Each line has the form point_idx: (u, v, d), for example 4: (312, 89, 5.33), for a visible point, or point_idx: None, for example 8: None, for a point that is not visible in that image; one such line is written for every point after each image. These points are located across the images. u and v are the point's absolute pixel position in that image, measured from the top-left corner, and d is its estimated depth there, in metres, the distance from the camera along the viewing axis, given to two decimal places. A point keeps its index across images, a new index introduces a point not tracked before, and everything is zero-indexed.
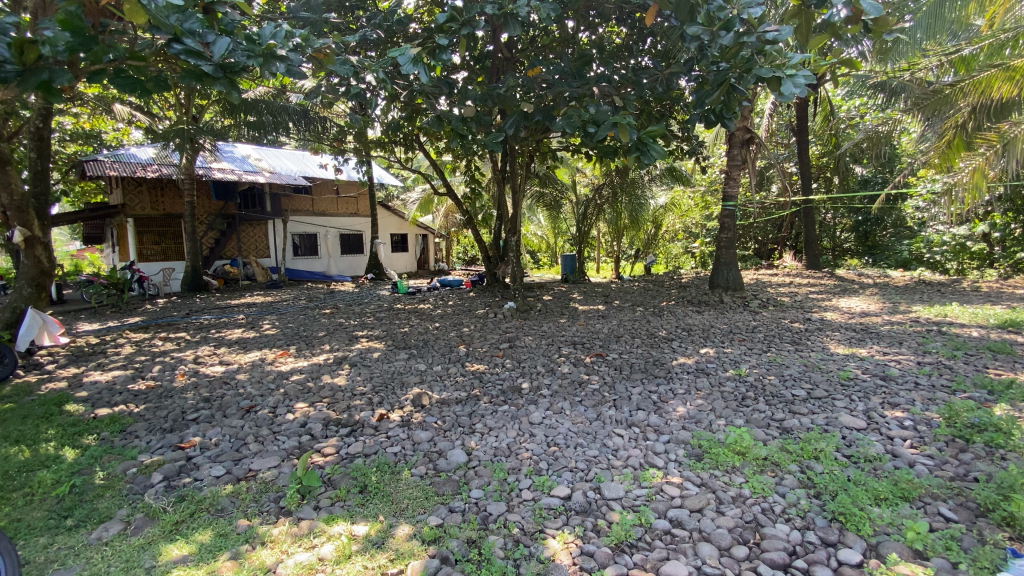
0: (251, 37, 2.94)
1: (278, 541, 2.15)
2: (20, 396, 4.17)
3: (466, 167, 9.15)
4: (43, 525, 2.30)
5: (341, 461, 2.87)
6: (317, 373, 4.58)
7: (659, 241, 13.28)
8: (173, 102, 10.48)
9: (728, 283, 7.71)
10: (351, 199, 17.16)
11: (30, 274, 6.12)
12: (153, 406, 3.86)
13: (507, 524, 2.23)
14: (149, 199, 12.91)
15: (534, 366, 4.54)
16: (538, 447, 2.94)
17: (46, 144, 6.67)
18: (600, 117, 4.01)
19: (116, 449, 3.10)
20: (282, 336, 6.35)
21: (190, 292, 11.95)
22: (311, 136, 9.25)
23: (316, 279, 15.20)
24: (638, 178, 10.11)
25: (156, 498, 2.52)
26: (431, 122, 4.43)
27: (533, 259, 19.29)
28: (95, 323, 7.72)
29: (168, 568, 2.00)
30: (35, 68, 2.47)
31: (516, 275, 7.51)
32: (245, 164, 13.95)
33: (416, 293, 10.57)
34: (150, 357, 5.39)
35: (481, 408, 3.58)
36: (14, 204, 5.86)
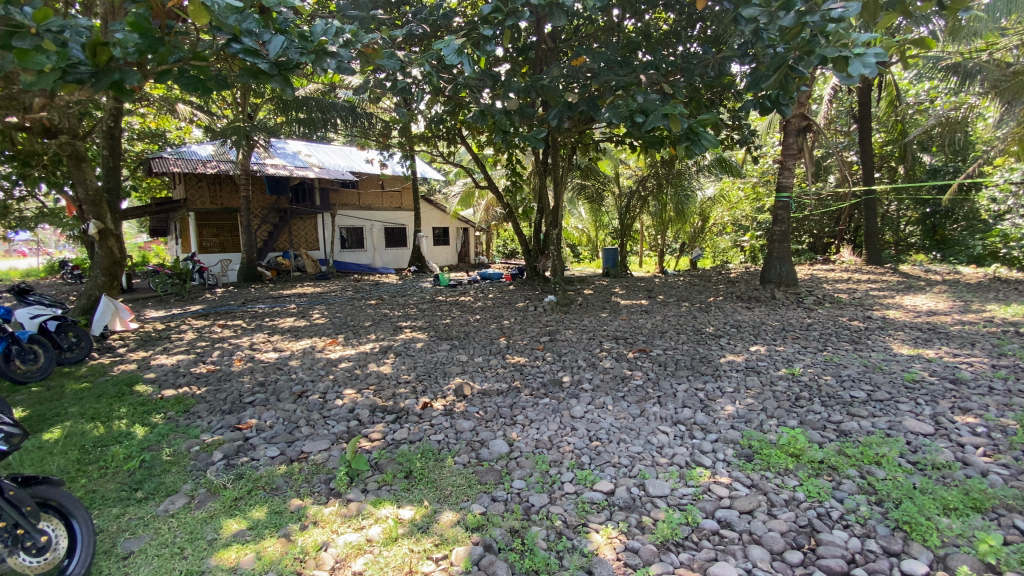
0: (304, 34, 3.03)
1: (328, 521, 2.23)
2: (95, 376, 4.51)
3: (508, 161, 9.15)
4: (116, 496, 2.48)
5: (387, 446, 2.95)
6: (364, 361, 4.73)
7: (706, 234, 12.85)
8: (230, 101, 11.01)
9: (781, 278, 7.37)
10: (395, 193, 17.57)
11: (104, 264, 6.58)
12: (213, 388, 4.08)
13: (549, 516, 2.22)
14: (209, 194, 13.65)
15: (575, 360, 4.50)
16: (580, 441, 2.92)
17: (116, 143, 7.12)
18: (648, 105, 3.89)
19: (181, 427, 3.30)
20: (331, 325, 6.59)
21: (246, 282, 12.58)
22: (358, 131, 9.46)
23: (362, 271, 15.64)
24: (684, 168, 9.86)
25: (217, 474, 2.67)
26: (475, 116, 4.43)
27: (574, 253, 19.15)
28: (161, 311, 8.26)
29: (228, 542, 2.11)
30: (108, 70, 2.63)
31: (557, 268, 7.48)
32: (296, 160, 14.51)
33: (457, 285, 10.68)
34: (210, 343, 5.71)
35: (522, 400, 3.58)
36: (89, 198, 6.28)
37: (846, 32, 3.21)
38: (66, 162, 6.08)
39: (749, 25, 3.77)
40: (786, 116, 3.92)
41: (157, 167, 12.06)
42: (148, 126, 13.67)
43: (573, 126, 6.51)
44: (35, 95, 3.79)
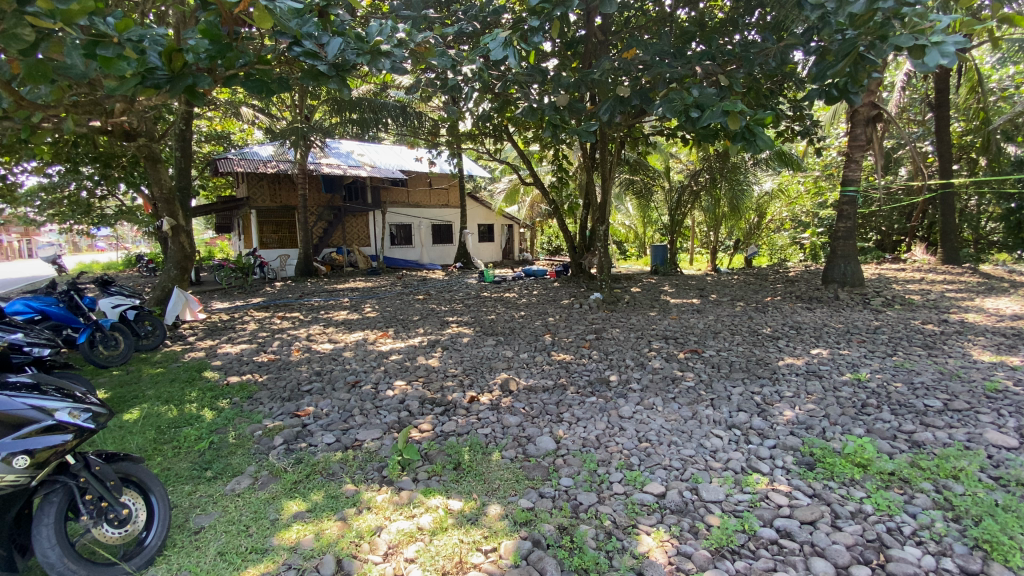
0: (360, 35, 3.11)
1: (381, 508, 2.30)
2: (168, 362, 4.85)
3: (555, 157, 9.10)
4: (188, 475, 2.65)
5: (436, 438, 3.00)
6: (413, 354, 4.84)
7: (762, 231, 12.29)
8: (289, 104, 11.53)
9: (845, 278, 6.97)
10: (443, 191, 17.87)
11: (176, 259, 7.05)
12: (274, 376, 4.31)
13: (598, 515, 2.20)
14: (269, 193, 14.37)
15: (622, 360, 4.41)
16: (629, 441, 2.87)
17: (187, 145, 7.61)
18: (705, 99, 3.75)
19: (245, 412, 3.50)
20: (381, 319, 6.79)
21: (302, 276, 13.17)
22: (408, 131, 9.67)
23: (410, 267, 16.03)
24: (740, 162, 9.58)
25: (278, 458, 2.81)
26: (525, 113, 4.42)
27: (620, 250, 18.85)
28: (226, 302, 8.79)
29: (289, 523, 2.22)
30: (182, 74, 2.82)
31: (603, 265, 7.38)
32: (349, 159, 15.02)
33: (502, 282, 10.74)
34: (270, 334, 6.02)
35: (569, 398, 3.56)
36: (164, 197, 6.73)
37: (925, 14, 2.98)
38: (143, 163, 6.53)
39: (816, 10, 3.55)
40: (854, 105, 3.67)
41: (224, 167, 12.82)
42: (215, 128, 14.53)
43: (622, 121, 6.38)
44: (118, 100, 4.09)
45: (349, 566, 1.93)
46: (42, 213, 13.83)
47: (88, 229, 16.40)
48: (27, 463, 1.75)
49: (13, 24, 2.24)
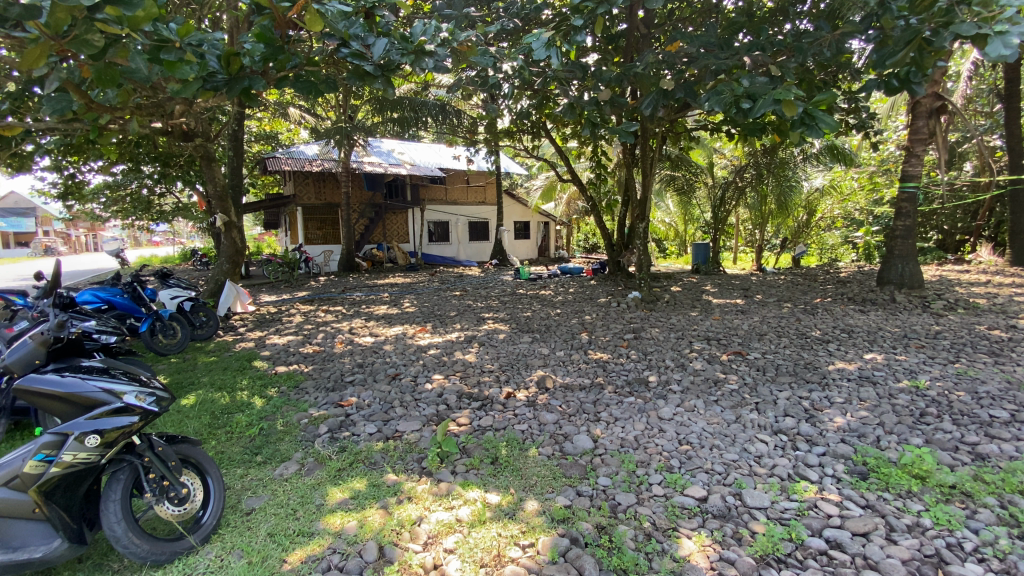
0: (404, 36, 3.17)
1: (421, 498, 2.35)
2: (221, 351, 5.11)
3: (594, 154, 9.00)
4: (240, 459, 2.78)
5: (474, 432, 3.04)
6: (451, 349, 4.91)
7: (811, 229, 11.78)
8: (334, 104, 11.88)
9: (903, 280, 6.61)
10: (480, 188, 18.00)
11: (228, 253, 7.39)
12: (319, 367, 4.47)
13: (637, 516, 2.17)
14: (314, 190, 14.85)
15: (662, 360, 4.33)
16: (669, 443, 2.82)
17: (239, 145, 7.97)
18: (756, 89, 3.64)
19: (292, 401, 3.64)
20: (420, 314, 6.92)
21: (345, 272, 13.57)
22: (447, 129, 9.79)
23: (447, 264, 16.24)
24: (788, 157, 9.28)
25: (323, 446, 2.91)
26: (565, 110, 4.39)
27: (660, 248, 18.50)
28: (274, 295, 9.16)
29: (333, 509, 2.30)
30: (238, 77, 2.96)
31: (643, 264, 7.26)
32: (389, 157, 15.34)
33: (538, 279, 10.73)
34: (315, 326, 6.23)
35: (606, 397, 3.52)
36: (217, 194, 7.07)
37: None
38: (199, 162, 6.86)
39: None
40: (916, 96, 3.47)
41: (272, 166, 13.35)
42: (264, 129, 15.14)
43: (664, 116, 6.25)
44: (178, 102, 4.33)
45: (391, 553, 1.98)
46: (108, 210, 14.78)
47: (148, 225, 17.40)
48: (98, 441, 1.88)
49: (84, 31, 2.37)
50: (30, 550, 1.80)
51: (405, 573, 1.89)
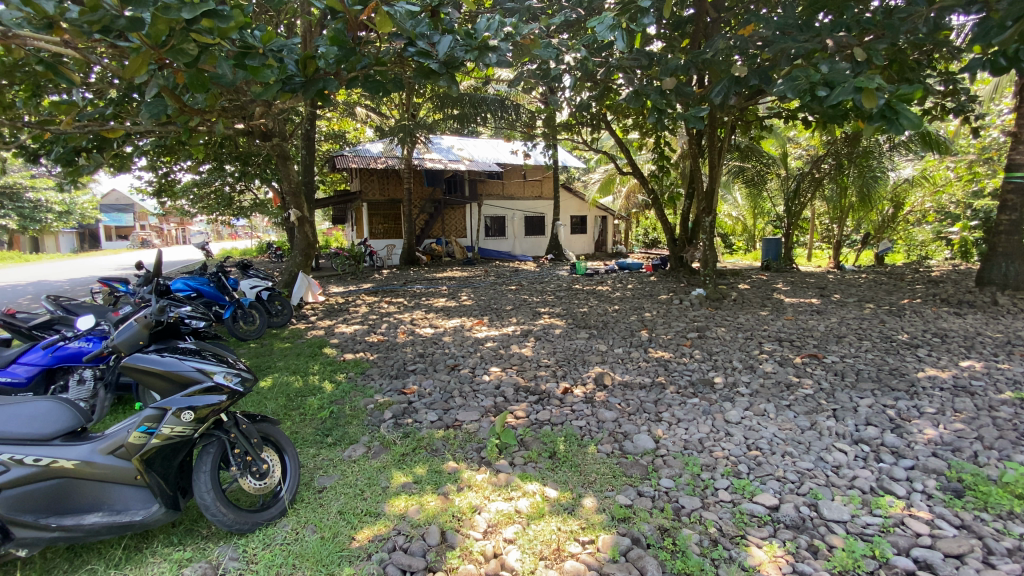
0: (469, 32, 3.21)
1: (481, 487, 2.40)
2: (295, 338, 5.44)
3: (657, 145, 8.71)
4: (312, 439, 2.95)
5: (532, 425, 3.06)
6: (508, 342, 4.95)
7: (897, 224, 10.83)
8: (397, 102, 12.24)
9: (1008, 280, 5.94)
10: (537, 182, 17.95)
11: (301, 246, 7.83)
12: (383, 356, 4.65)
13: (702, 520, 2.10)
14: (378, 187, 15.44)
15: (728, 361, 4.15)
16: (736, 448, 2.69)
17: (311, 144, 8.41)
18: (835, 75, 3.38)
19: (359, 387, 3.82)
20: (477, 307, 7.03)
21: (406, 265, 14.03)
22: (505, 124, 9.83)
23: (503, 258, 16.37)
24: (873, 146, 8.54)
25: (388, 431, 3.04)
26: (628, 99, 4.25)
27: (725, 243, 17.69)
28: (341, 287, 9.62)
29: (398, 492, 2.39)
30: (314, 79, 3.12)
31: (707, 260, 6.99)
32: (449, 154, 15.63)
33: (596, 274, 10.57)
34: (379, 317, 6.49)
35: (668, 397, 3.42)
36: (291, 191, 7.49)
37: None
38: (276, 160, 7.29)
39: None
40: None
41: (340, 163, 13.98)
42: (332, 128, 15.89)
43: (735, 103, 5.93)
44: (258, 104, 4.61)
45: (452, 539, 2.03)
46: (195, 206, 16.06)
47: (230, 219, 18.74)
48: (192, 417, 2.05)
49: (180, 41, 2.57)
50: (132, 513, 1.99)
51: (466, 559, 1.93)
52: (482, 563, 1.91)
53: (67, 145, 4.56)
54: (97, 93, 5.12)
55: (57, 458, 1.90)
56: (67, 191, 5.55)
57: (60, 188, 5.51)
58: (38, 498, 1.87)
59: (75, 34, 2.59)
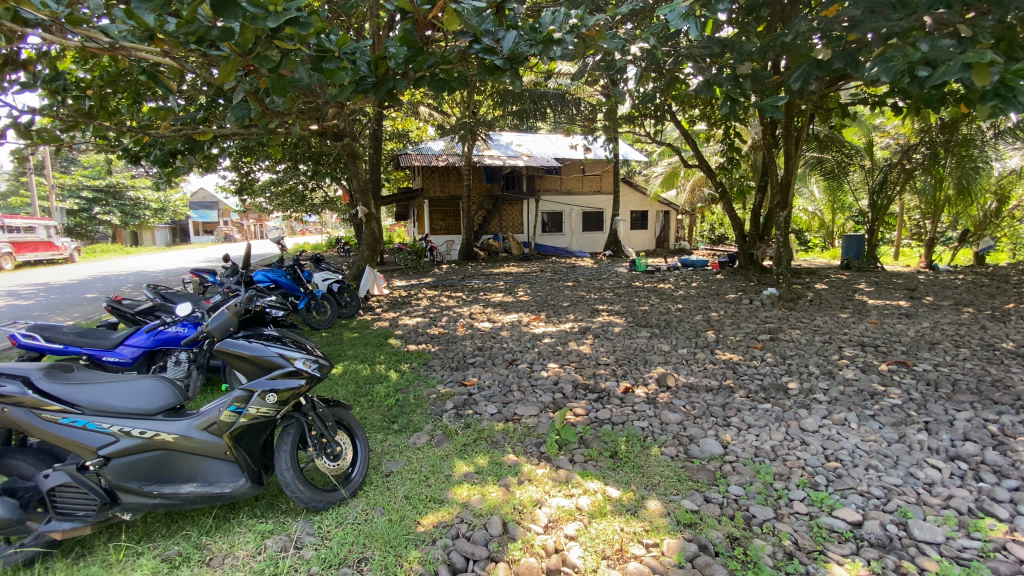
0: (534, 26, 3.20)
1: (541, 481, 2.41)
2: (362, 329, 5.70)
3: (726, 137, 8.28)
4: (380, 425, 3.08)
5: (591, 423, 3.02)
6: (565, 339, 4.93)
7: (1002, 220, 9.72)
8: (458, 100, 12.45)
9: None
10: (596, 177, 17.67)
11: (369, 242, 8.17)
12: (444, 348, 4.77)
13: (775, 532, 2.00)
14: (439, 184, 15.83)
15: (804, 365, 3.91)
16: (813, 458, 2.54)
17: (378, 142, 8.75)
18: (938, 53, 3.06)
19: (422, 377, 3.95)
20: (535, 303, 7.05)
21: (464, 260, 14.28)
22: (565, 119, 9.74)
23: (560, 254, 16.28)
24: (974, 133, 7.75)
25: (450, 421, 3.12)
26: (698, 89, 4.06)
27: (799, 240, 16.60)
28: (404, 281, 9.95)
29: (460, 480, 2.45)
30: (384, 79, 3.24)
31: (781, 257, 6.68)
32: (508, 150, 15.73)
33: (656, 271, 10.30)
34: (440, 310, 6.65)
35: (737, 402, 3.27)
36: (359, 188, 7.84)
37: None
38: (346, 160, 7.63)
39: None
40: None
41: (404, 161, 14.44)
42: (396, 128, 16.42)
43: (815, 89, 5.52)
44: (331, 105, 4.81)
45: (514, 531, 2.06)
46: (272, 203, 17.16)
47: (301, 215, 19.86)
48: (275, 399, 2.20)
49: (265, 49, 2.72)
50: (222, 485, 2.17)
51: (528, 552, 1.94)
52: (543, 557, 1.92)
53: (165, 147, 5.01)
54: (188, 100, 5.56)
55: (160, 431, 2.10)
56: (163, 189, 6.07)
57: (157, 187, 6.03)
58: (144, 467, 2.07)
59: (174, 45, 2.82)
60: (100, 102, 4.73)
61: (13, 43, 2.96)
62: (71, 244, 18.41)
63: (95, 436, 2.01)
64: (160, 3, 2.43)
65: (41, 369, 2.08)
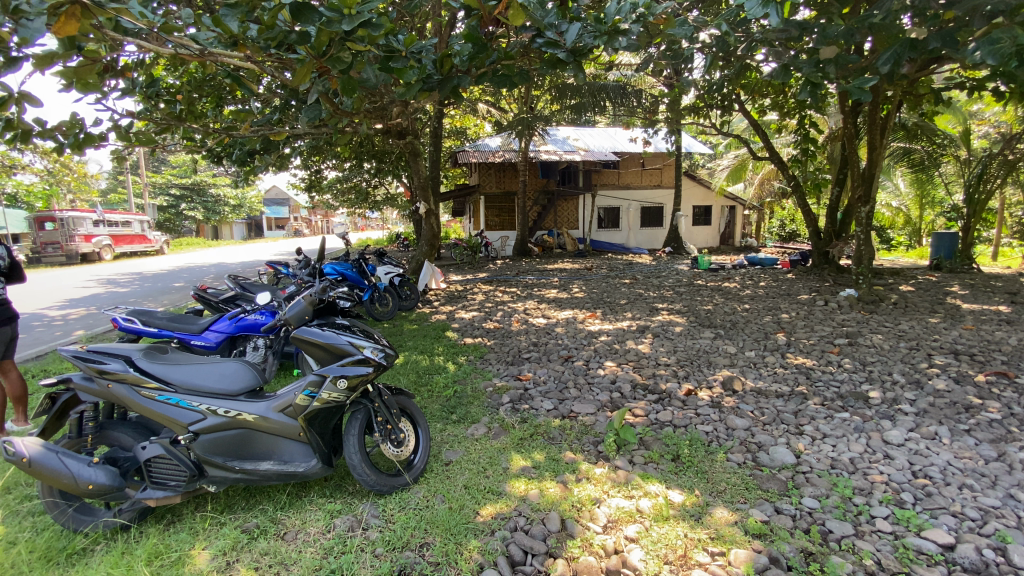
0: (599, 17, 3.12)
1: (600, 481, 2.38)
2: (421, 321, 5.86)
3: (800, 127, 7.77)
4: (439, 415, 3.16)
5: (652, 425, 2.95)
6: (623, 337, 4.82)
7: None
8: (515, 96, 12.45)
9: None
10: (656, 171, 17.17)
11: (428, 237, 8.35)
12: (500, 342, 4.81)
13: (856, 550, 1.86)
14: (495, 180, 15.97)
15: (886, 373, 3.62)
16: (899, 474, 2.34)
17: (438, 139, 8.94)
18: None
19: (479, 370, 4.01)
20: (590, 300, 6.96)
21: (519, 256, 14.34)
22: (625, 111, 9.50)
23: (617, 251, 15.97)
24: None
25: (507, 414, 3.15)
26: (774, 75, 3.81)
27: (881, 238, 15.34)
28: (460, 276, 10.12)
29: (518, 474, 2.47)
30: (449, 77, 3.28)
31: (861, 256, 6.27)
32: (565, 145, 15.57)
33: (719, 269, 9.89)
34: (496, 305, 6.72)
35: (811, 409, 3.07)
36: (420, 185, 8.05)
37: None
38: (407, 157, 7.86)
39: None
40: None
41: (462, 158, 14.67)
42: (454, 124, 16.69)
43: (905, 73, 5.06)
44: (395, 103, 4.96)
45: (573, 528, 2.04)
46: (338, 199, 17.99)
47: (363, 211, 20.68)
48: (345, 384, 2.29)
49: (338, 50, 2.85)
50: (296, 465, 2.30)
51: (587, 551, 1.93)
52: (603, 557, 1.89)
53: (245, 147, 5.36)
54: (265, 102, 5.91)
55: (241, 411, 2.25)
56: (241, 187, 6.50)
57: (235, 184, 6.47)
58: (227, 443, 2.23)
59: (255, 50, 2.98)
60: (188, 105, 5.10)
61: (114, 53, 3.22)
62: (161, 238, 20.17)
63: (186, 413, 2.19)
64: (245, 10, 2.59)
65: (140, 350, 2.30)
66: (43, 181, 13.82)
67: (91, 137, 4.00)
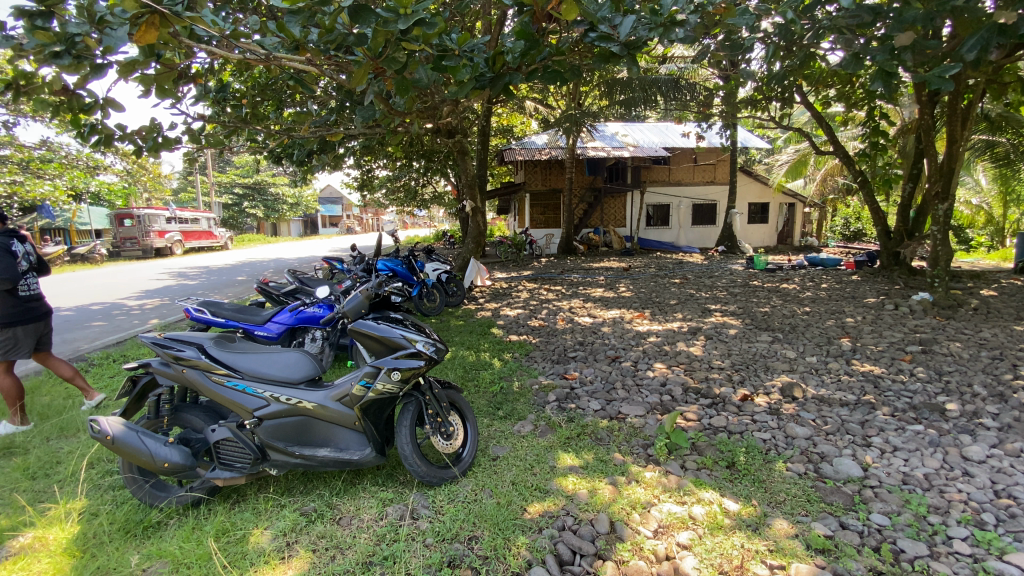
0: (654, 9, 3.00)
1: (650, 484, 2.33)
2: (467, 317, 5.94)
3: (868, 119, 7.26)
4: (486, 411, 3.19)
5: (705, 430, 2.85)
6: (673, 339, 4.70)
7: None
8: (563, 93, 12.34)
9: None
10: (708, 167, 16.60)
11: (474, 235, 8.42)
12: (545, 340, 4.80)
13: (931, 572, 1.73)
14: (542, 177, 15.92)
15: (965, 384, 3.34)
16: (980, 493, 2.16)
17: (485, 137, 9.00)
18: None
19: (525, 367, 4.02)
20: (637, 299, 6.82)
21: (564, 254, 14.26)
22: (677, 105, 9.20)
23: (665, 250, 15.55)
24: None
25: (554, 412, 3.15)
26: (844, 63, 3.57)
27: (958, 238, 14.16)
28: (506, 273, 10.16)
29: (565, 472, 2.46)
30: (501, 74, 3.29)
31: (937, 258, 5.83)
32: (614, 141, 15.31)
33: (776, 270, 9.44)
34: (541, 303, 6.71)
35: (880, 420, 2.88)
36: (467, 182, 8.13)
37: None
38: (456, 156, 7.96)
39: None
40: None
41: (508, 156, 14.73)
42: (501, 123, 16.75)
43: (992, 58, 4.64)
44: (446, 103, 5.04)
45: (622, 531, 2.01)
46: (387, 197, 18.47)
47: (411, 209, 21.16)
48: (399, 376, 2.34)
49: (393, 51, 2.92)
50: (351, 453, 2.38)
51: (637, 555, 1.89)
52: (654, 562, 1.85)
53: (303, 147, 5.59)
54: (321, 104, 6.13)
55: (302, 399, 2.35)
56: (299, 186, 6.80)
57: (294, 183, 6.77)
58: (289, 429, 2.34)
59: (316, 53, 3.10)
60: (252, 109, 5.37)
61: (188, 60, 3.44)
62: (225, 234, 21.40)
63: (252, 399, 2.31)
64: (307, 15, 2.69)
65: (211, 339, 2.44)
66: (123, 181, 14.94)
67: (167, 140, 4.30)
